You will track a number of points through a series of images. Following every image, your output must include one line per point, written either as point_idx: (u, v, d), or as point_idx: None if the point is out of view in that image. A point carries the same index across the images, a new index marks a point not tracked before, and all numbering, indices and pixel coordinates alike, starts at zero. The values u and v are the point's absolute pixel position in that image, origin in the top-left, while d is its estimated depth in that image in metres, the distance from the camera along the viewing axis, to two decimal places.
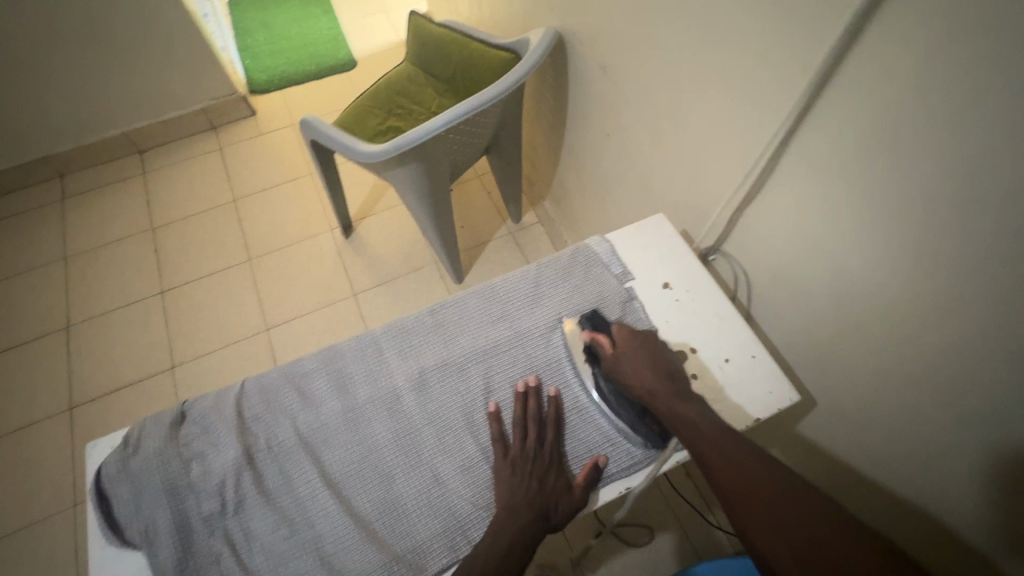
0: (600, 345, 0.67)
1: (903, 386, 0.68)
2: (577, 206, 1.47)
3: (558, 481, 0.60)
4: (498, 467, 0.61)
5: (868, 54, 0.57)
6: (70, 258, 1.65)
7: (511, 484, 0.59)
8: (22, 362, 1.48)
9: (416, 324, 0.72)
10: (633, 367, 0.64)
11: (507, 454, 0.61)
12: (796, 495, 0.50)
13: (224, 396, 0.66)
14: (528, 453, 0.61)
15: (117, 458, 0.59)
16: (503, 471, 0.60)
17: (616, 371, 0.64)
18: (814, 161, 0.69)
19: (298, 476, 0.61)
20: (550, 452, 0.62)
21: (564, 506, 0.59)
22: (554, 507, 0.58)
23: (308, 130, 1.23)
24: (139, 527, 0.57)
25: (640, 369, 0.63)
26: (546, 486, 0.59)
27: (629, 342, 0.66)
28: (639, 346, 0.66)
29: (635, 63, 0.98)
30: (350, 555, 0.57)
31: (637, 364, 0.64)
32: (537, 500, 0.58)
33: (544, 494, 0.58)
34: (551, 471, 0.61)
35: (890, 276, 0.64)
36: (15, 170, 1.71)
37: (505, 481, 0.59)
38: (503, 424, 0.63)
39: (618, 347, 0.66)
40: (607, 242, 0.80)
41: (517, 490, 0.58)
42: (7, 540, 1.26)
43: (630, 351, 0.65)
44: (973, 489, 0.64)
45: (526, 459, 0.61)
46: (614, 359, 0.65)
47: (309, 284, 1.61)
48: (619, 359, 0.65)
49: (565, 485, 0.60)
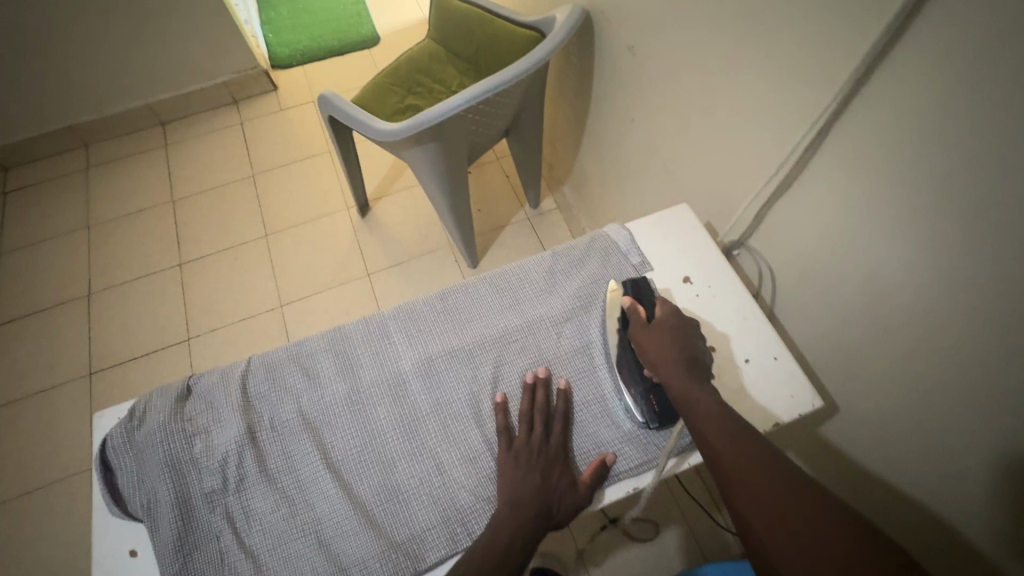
0: (636, 312, 0.64)
1: (934, 400, 0.63)
2: (598, 194, 1.43)
3: (563, 478, 0.58)
4: (502, 459, 0.59)
5: (924, 37, 0.52)
6: (93, 227, 1.67)
7: (514, 477, 0.57)
8: (46, 326, 1.52)
9: (425, 308, 0.70)
10: (659, 340, 0.61)
11: (512, 446, 0.60)
12: (799, 488, 0.47)
13: (229, 372, 0.65)
14: (534, 446, 0.59)
15: (122, 429, 0.59)
16: (507, 464, 0.58)
17: (638, 338, 0.63)
18: (855, 152, 0.64)
19: (300, 457, 0.60)
20: (554, 446, 0.60)
21: (568, 503, 0.57)
22: (557, 503, 0.56)
23: (325, 105, 1.20)
24: (141, 499, 0.57)
25: (667, 345, 0.61)
26: (551, 482, 0.57)
27: (666, 318, 0.63)
28: (675, 323, 0.63)
29: (665, 46, 0.93)
30: (348, 540, 0.56)
31: (665, 341, 0.61)
32: (541, 497, 0.56)
33: (548, 490, 0.57)
34: (556, 466, 0.59)
35: (925, 282, 0.60)
36: (42, 138, 1.74)
37: (508, 473, 0.57)
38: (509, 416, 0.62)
39: (653, 321, 0.64)
40: (626, 230, 0.76)
41: (520, 483, 0.57)
42: (27, 499, 1.30)
43: (665, 326, 0.62)
44: (1002, 512, 0.60)
45: (532, 452, 0.59)
46: (643, 328, 0.63)
47: (324, 262, 1.61)
48: (647, 330, 0.63)
49: (569, 481, 0.58)
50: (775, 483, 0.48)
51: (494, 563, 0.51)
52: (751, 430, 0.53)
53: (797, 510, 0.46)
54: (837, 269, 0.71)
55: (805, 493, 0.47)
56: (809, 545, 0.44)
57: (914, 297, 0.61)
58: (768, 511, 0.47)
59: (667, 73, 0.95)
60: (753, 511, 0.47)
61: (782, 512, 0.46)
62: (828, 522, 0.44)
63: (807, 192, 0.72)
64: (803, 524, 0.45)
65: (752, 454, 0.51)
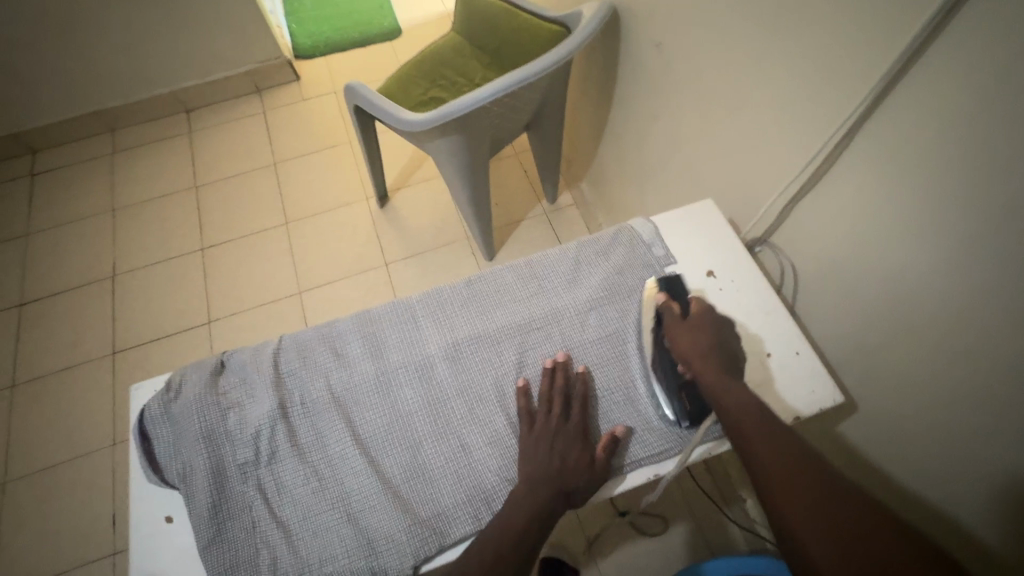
0: (670, 309, 0.67)
1: (953, 400, 0.64)
2: (616, 190, 1.44)
3: (582, 456, 0.59)
4: (524, 440, 0.61)
5: (958, 39, 0.53)
6: (118, 211, 1.71)
7: (535, 459, 0.58)
8: (70, 306, 1.56)
9: (452, 294, 0.72)
10: (695, 335, 0.64)
11: (533, 428, 0.61)
12: (816, 463, 0.50)
13: (262, 350, 0.67)
14: (553, 426, 0.60)
15: (159, 401, 0.61)
16: (529, 444, 0.60)
17: (672, 331, 0.65)
18: (885, 152, 0.63)
19: (330, 434, 0.62)
20: (575, 427, 0.61)
21: (586, 483, 0.58)
22: (576, 485, 0.57)
23: (351, 95, 1.22)
24: (177, 468, 0.59)
25: (702, 341, 0.64)
26: (568, 462, 0.58)
27: (700, 316, 0.66)
28: (708, 321, 0.66)
29: (692, 45, 0.94)
30: (376, 515, 0.58)
31: (701, 337, 0.64)
32: (557, 475, 0.57)
33: (567, 471, 0.57)
34: (575, 445, 0.60)
35: (951, 284, 0.60)
36: (70, 122, 1.78)
37: (530, 454, 0.59)
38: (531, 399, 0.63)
39: (688, 318, 0.66)
40: (650, 224, 0.77)
41: (541, 463, 0.58)
42: (51, 473, 1.34)
43: (700, 324, 0.65)
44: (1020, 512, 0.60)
45: (552, 433, 0.60)
46: (678, 324, 0.65)
47: (343, 251, 1.63)
48: (681, 324, 0.65)
49: (588, 460, 0.59)
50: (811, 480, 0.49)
51: (510, 545, 0.53)
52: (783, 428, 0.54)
53: (836, 506, 0.46)
54: (860, 268, 0.71)
55: (840, 491, 0.48)
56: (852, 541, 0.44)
57: (939, 298, 0.61)
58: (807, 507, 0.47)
59: (693, 70, 0.96)
60: (789, 506, 0.48)
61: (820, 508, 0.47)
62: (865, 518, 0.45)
63: (833, 191, 0.72)
64: (843, 520, 0.45)
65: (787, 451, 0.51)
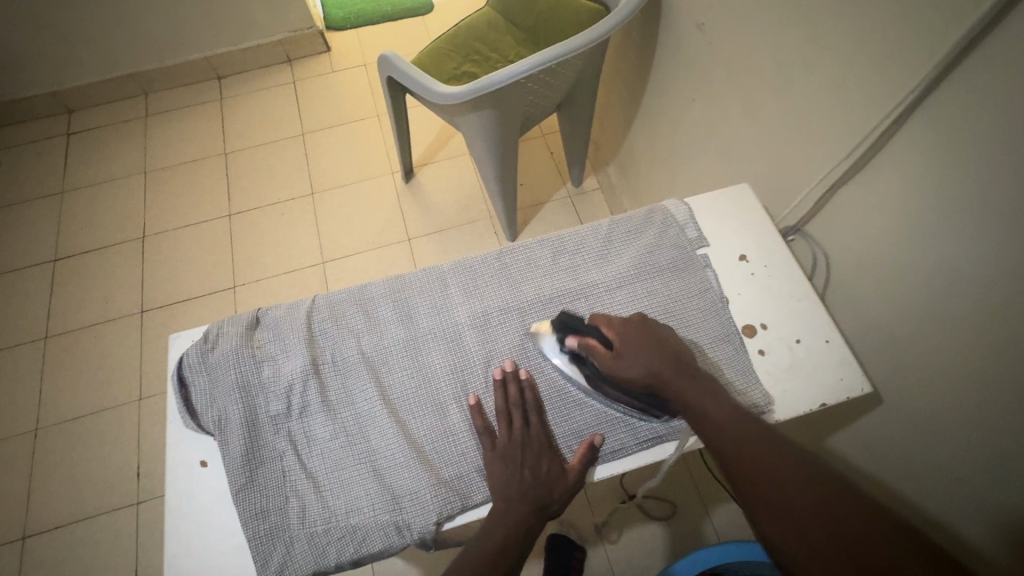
0: (592, 350, 0.61)
1: (976, 400, 0.63)
2: (645, 175, 1.43)
3: (552, 467, 0.59)
4: (489, 458, 0.59)
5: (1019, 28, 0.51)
6: (149, 173, 1.74)
7: (504, 475, 0.58)
8: (102, 263, 1.60)
9: (481, 265, 0.72)
10: (636, 360, 0.59)
11: (496, 444, 0.60)
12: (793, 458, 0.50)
13: (296, 308, 0.69)
14: (515, 442, 0.59)
15: (197, 350, 0.63)
16: (508, 451, 0.59)
17: (613, 368, 0.60)
18: (938, 138, 0.61)
19: (360, 392, 0.63)
20: (536, 438, 0.60)
21: (559, 494, 0.58)
22: (552, 498, 0.57)
23: (385, 65, 1.22)
24: (213, 415, 0.61)
25: (647, 362, 0.59)
26: (540, 474, 0.58)
27: (623, 335, 0.61)
28: (634, 335, 0.61)
29: (736, 27, 0.92)
30: (401, 472, 0.60)
31: (641, 357, 0.59)
32: (533, 493, 0.56)
33: (540, 485, 0.57)
34: (543, 457, 0.59)
35: (993, 280, 0.58)
36: (106, 83, 1.80)
37: (495, 469, 0.58)
38: (504, 396, 0.62)
39: (614, 346, 0.61)
40: (685, 205, 0.77)
41: (511, 481, 0.57)
42: (79, 423, 1.39)
43: (629, 344, 0.60)
44: None
45: (513, 449, 0.59)
46: (610, 360, 0.60)
47: (366, 224, 1.65)
48: (614, 358, 0.60)
49: (560, 470, 0.59)
50: (800, 480, 0.48)
51: (489, 561, 0.53)
52: (765, 427, 0.53)
53: (827, 504, 0.46)
54: (895, 262, 0.70)
55: (829, 487, 0.47)
56: (849, 542, 0.43)
57: (974, 296, 0.60)
58: (795, 510, 0.46)
59: (736, 52, 0.93)
60: (759, 495, 0.48)
61: (811, 506, 0.46)
62: (859, 515, 0.44)
63: (876, 179, 0.70)
64: (834, 517, 0.45)
65: (776, 455, 0.50)
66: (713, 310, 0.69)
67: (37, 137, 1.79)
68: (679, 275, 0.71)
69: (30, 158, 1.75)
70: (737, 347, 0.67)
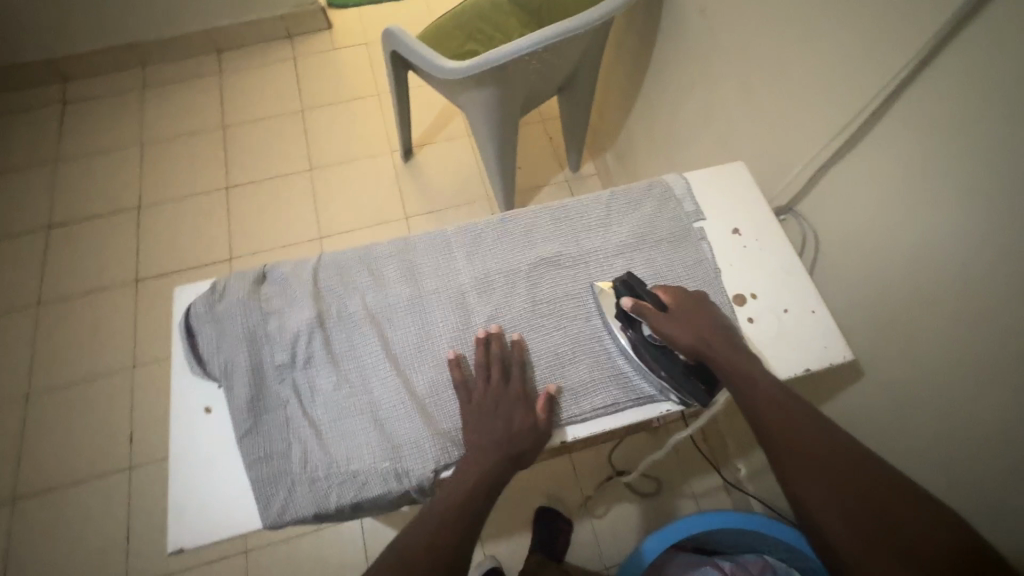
0: (647, 311, 0.63)
1: (952, 365, 0.67)
2: (642, 161, 1.45)
3: (525, 419, 0.60)
4: (466, 414, 0.61)
5: (999, 15, 0.54)
6: (146, 144, 1.73)
7: (478, 429, 0.60)
8: (97, 232, 1.59)
9: (485, 229, 0.74)
10: (685, 328, 0.61)
11: (472, 398, 0.62)
12: (824, 431, 0.54)
13: (303, 265, 0.70)
14: (493, 397, 0.61)
15: (205, 301, 0.65)
16: (486, 406, 0.61)
17: (664, 327, 0.62)
18: (926, 117, 0.64)
19: (363, 346, 0.65)
20: (517, 391, 0.62)
21: (531, 445, 0.60)
22: (523, 449, 0.59)
23: (391, 40, 1.23)
24: (219, 363, 0.62)
25: (695, 329, 0.62)
26: (512, 424, 0.59)
27: (679, 302, 0.64)
28: (690, 307, 0.64)
29: (737, 12, 0.94)
30: (402, 422, 0.62)
31: (691, 323, 0.62)
32: (506, 445, 0.58)
33: (512, 437, 0.59)
34: (518, 407, 0.61)
35: (971, 252, 0.61)
36: (102, 53, 1.79)
37: (472, 424, 0.60)
38: (492, 350, 0.64)
39: (667, 310, 0.63)
40: (683, 179, 0.79)
41: (485, 434, 0.59)
42: (71, 389, 1.39)
43: (682, 313, 0.63)
44: (1000, 468, 0.64)
45: (490, 403, 0.61)
46: (662, 322, 0.62)
47: (365, 202, 1.65)
48: (667, 321, 0.62)
49: (531, 422, 0.60)
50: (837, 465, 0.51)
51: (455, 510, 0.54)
52: (812, 412, 0.56)
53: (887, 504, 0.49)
54: (880, 239, 0.73)
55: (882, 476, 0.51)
56: (906, 543, 0.47)
57: (953, 269, 0.64)
58: (855, 508, 0.49)
59: (737, 35, 0.95)
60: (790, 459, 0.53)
61: (870, 497, 0.49)
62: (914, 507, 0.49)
63: (866, 157, 0.73)
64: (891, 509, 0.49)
65: (838, 450, 0.52)
66: (707, 280, 0.72)
67: (30, 104, 1.77)
68: (676, 245, 0.74)
69: (23, 126, 1.73)
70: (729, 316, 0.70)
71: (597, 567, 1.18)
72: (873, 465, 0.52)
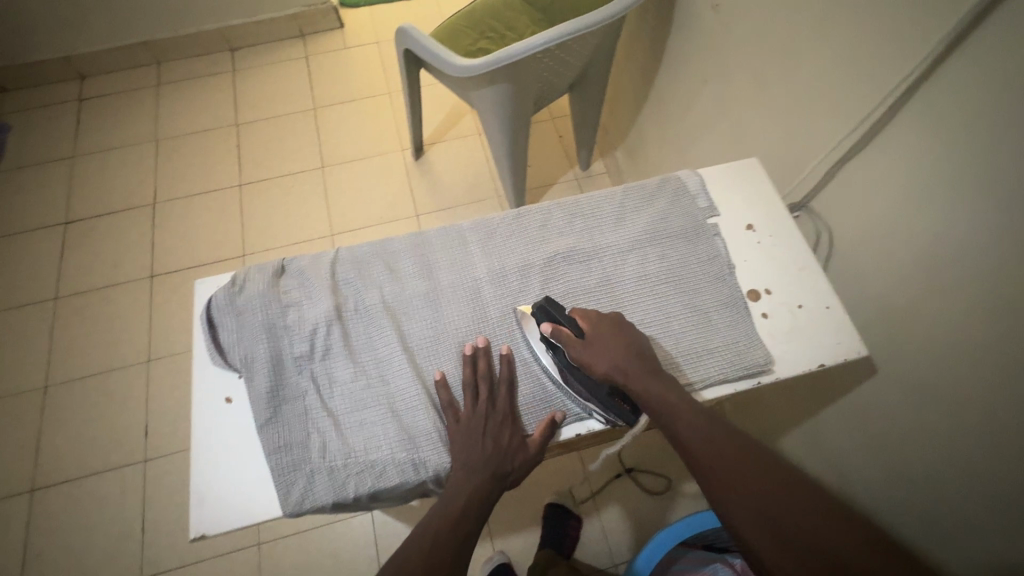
0: (564, 337, 0.62)
1: (960, 364, 0.67)
2: (652, 159, 1.45)
3: (513, 438, 0.61)
4: (454, 431, 0.61)
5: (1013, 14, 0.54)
6: (161, 141, 1.75)
7: (466, 445, 0.60)
8: (112, 227, 1.61)
9: (500, 224, 0.75)
10: (604, 354, 0.60)
11: (460, 418, 0.62)
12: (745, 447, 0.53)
13: (321, 258, 0.72)
14: (481, 413, 0.61)
15: (226, 293, 0.66)
16: (476, 420, 0.61)
17: (581, 355, 0.60)
18: (940, 114, 0.64)
19: (380, 338, 0.66)
20: (501, 410, 0.62)
21: (518, 465, 0.60)
22: (510, 468, 0.59)
23: (403, 38, 1.24)
24: (240, 353, 0.64)
25: (611, 355, 0.60)
26: (502, 445, 0.60)
27: (596, 326, 0.63)
28: (608, 331, 0.62)
29: (750, 10, 0.94)
30: (417, 414, 0.62)
31: (609, 350, 0.61)
32: (492, 462, 0.58)
33: (501, 454, 0.59)
34: (504, 428, 0.61)
35: (983, 251, 0.61)
36: (119, 51, 1.81)
37: (460, 439, 0.60)
38: (479, 367, 0.64)
39: (585, 335, 0.62)
40: (697, 176, 0.80)
41: (472, 452, 0.59)
42: (88, 381, 1.42)
43: (600, 338, 0.62)
44: (1004, 468, 0.63)
45: (475, 420, 0.61)
46: (580, 349, 0.61)
47: (376, 199, 1.67)
48: (586, 348, 0.61)
49: (518, 442, 0.61)
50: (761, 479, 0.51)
51: (446, 532, 0.53)
52: (733, 429, 0.55)
53: (830, 531, 0.46)
54: (892, 236, 0.73)
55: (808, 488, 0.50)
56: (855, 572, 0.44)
57: (965, 267, 0.63)
58: (796, 536, 0.47)
59: (750, 33, 0.95)
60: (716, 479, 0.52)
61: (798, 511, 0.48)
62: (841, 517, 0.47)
63: (880, 154, 0.73)
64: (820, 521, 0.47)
65: (780, 482, 0.50)
66: (721, 276, 0.72)
67: (49, 102, 1.80)
68: (690, 242, 0.74)
69: (41, 122, 1.76)
70: (742, 311, 0.70)
71: (604, 563, 1.19)
72: (795, 477, 0.51)
